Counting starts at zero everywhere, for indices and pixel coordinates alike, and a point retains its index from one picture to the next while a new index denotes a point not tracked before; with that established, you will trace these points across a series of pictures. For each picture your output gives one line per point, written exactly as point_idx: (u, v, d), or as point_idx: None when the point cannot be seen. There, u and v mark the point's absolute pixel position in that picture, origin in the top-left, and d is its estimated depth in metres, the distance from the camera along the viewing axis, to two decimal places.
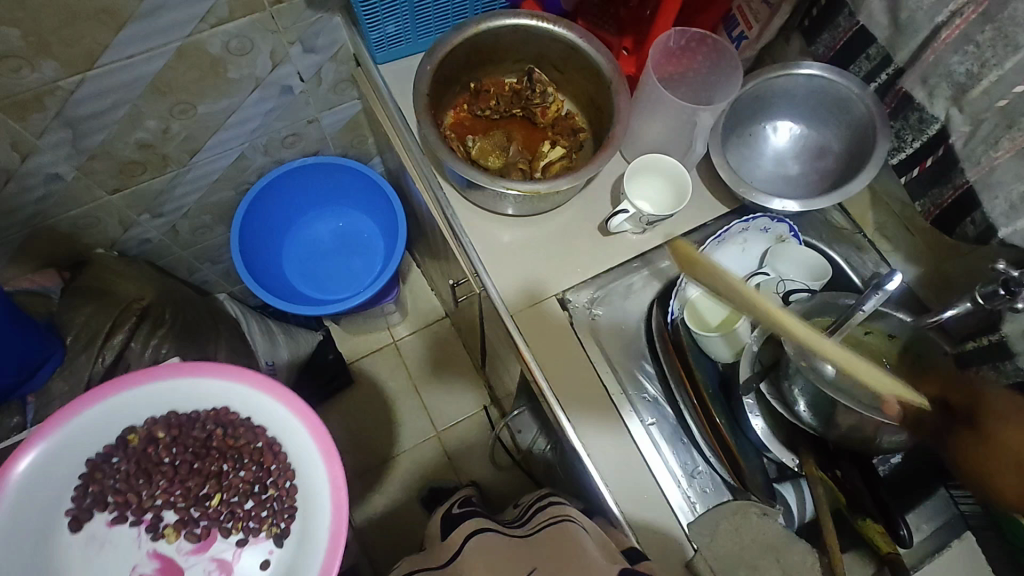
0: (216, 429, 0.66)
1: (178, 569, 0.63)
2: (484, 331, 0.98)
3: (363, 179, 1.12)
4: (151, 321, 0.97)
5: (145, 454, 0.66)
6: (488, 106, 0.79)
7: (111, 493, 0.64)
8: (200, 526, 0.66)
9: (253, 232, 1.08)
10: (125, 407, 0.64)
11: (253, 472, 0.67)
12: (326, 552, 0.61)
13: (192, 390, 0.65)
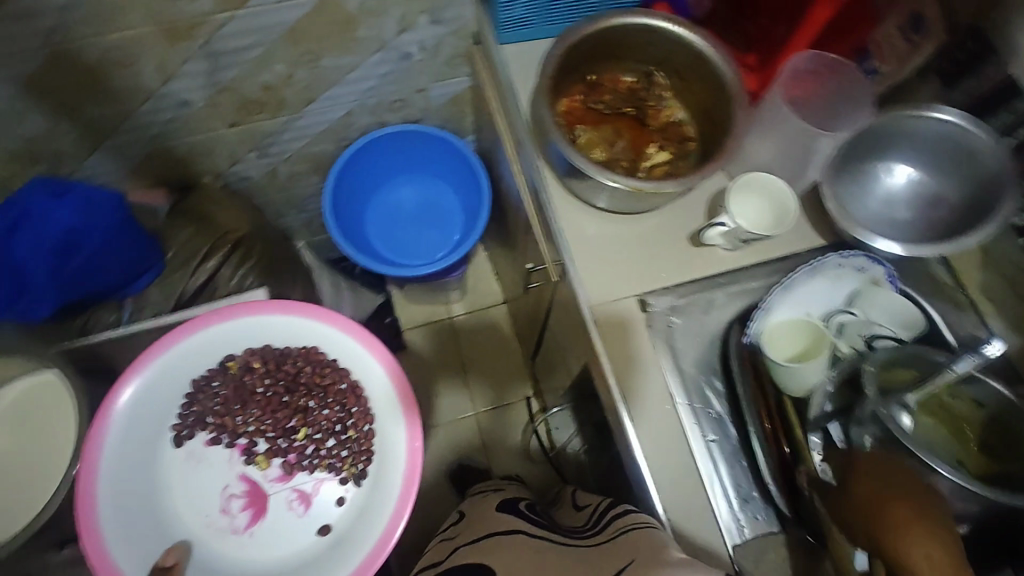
0: (306, 367, 0.79)
1: (263, 496, 0.76)
2: (549, 322, 1.00)
3: (454, 154, 1.15)
4: (242, 251, 1.01)
5: (243, 384, 0.79)
6: (602, 100, 0.80)
7: (211, 417, 0.78)
8: (286, 458, 0.79)
9: (346, 186, 1.13)
10: (225, 337, 0.77)
11: (336, 413, 0.80)
12: (401, 489, 0.74)
13: (280, 330, 0.78)
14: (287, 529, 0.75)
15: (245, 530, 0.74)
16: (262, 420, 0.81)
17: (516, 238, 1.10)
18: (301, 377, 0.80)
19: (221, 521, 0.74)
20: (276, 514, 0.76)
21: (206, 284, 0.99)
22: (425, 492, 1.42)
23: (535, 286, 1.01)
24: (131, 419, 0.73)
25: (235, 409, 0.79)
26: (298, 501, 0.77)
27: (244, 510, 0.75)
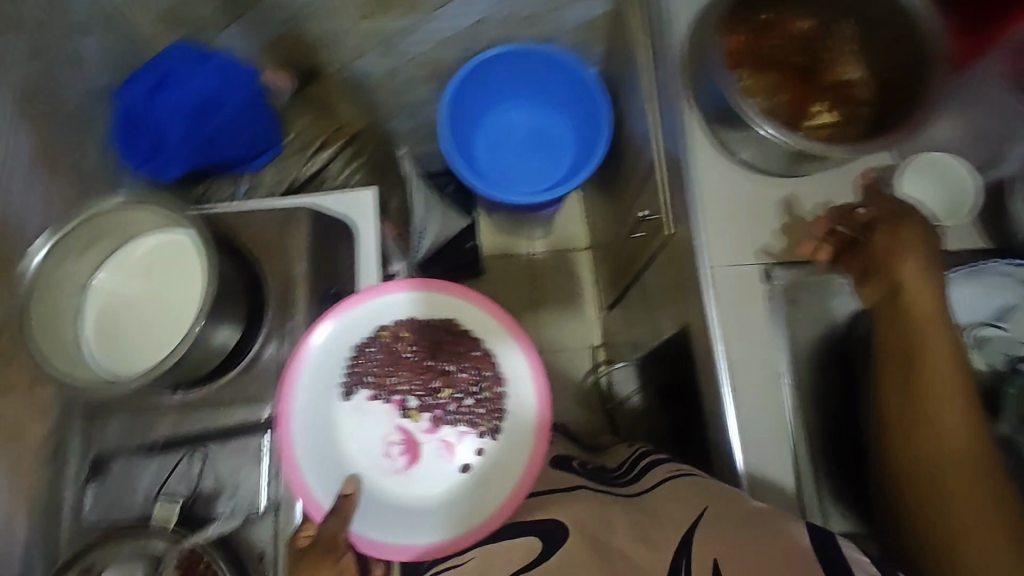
0: (444, 334, 0.76)
1: (415, 443, 0.73)
2: (648, 277, 0.96)
3: (580, 84, 1.08)
4: (354, 149, 1.05)
5: (391, 347, 0.75)
6: (774, 49, 0.77)
7: (370, 375, 0.74)
8: (433, 412, 0.74)
9: (464, 101, 1.10)
10: (379, 311, 0.76)
11: (474, 374, 0.75)
12: (536, 440, 0.73)
13: (426, 303, 0.76)
14: (435, 477, 0.72)
15: (404, 471, 0.72)
16: (411, 377, 0.75)
17: (625, 183, 1.06)
18: (440, 343, 0.76)
19: (380, 464, 0.72)
20: (427, 461, 0.73)
21: (317, 174, 1.01)
22: None
23: (642, 235, 0.97)
24: (306, 381, 0.72)
25: (385, 371, 0.75)
26: (447, 451, 0.73)
27: (401, 455, 0.72)
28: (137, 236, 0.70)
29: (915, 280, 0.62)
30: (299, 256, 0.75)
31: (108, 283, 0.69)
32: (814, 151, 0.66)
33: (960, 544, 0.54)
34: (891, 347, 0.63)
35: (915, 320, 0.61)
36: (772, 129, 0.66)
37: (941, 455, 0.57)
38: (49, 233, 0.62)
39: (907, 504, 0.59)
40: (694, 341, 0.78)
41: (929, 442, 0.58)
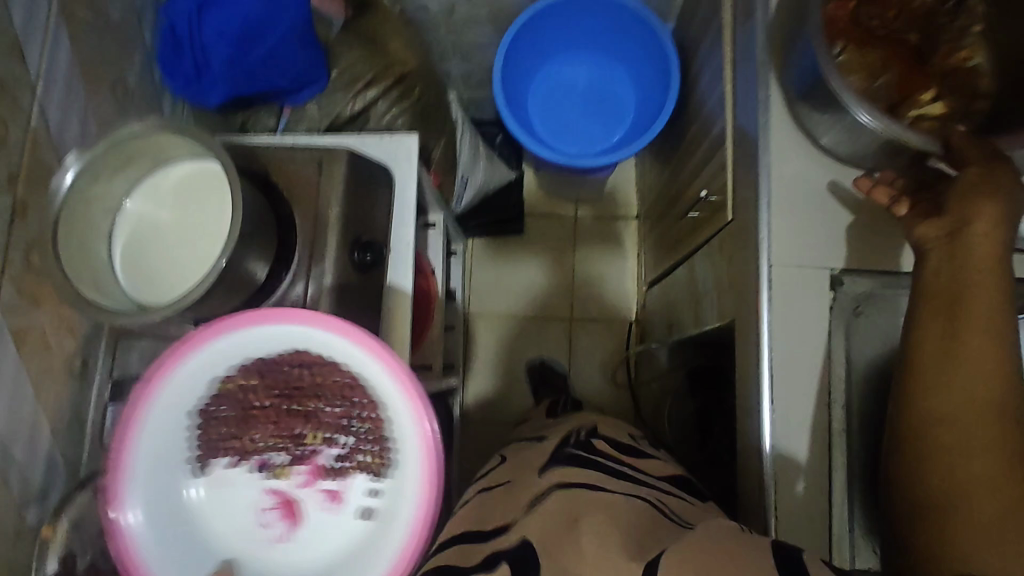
0: (300, 371, 0.61)
1: (291, 503, 0.63)
2: (697, 263, 0.90)
3: (650, 39, 0.98)
4: (403, 89, 0.98)
5: (239, 399, 0.61)
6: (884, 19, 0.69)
7: (227, 442, 0.62)
8: (309, 458, 0.63)
9: (528, 45, 1.02)
10: (217, 352, 0.58)
11: (347, 406, 0.62)
12: (425, 462, 0.57)
13: (261, 337, 0.58)
14: (329, 530, 0.62)
15: (287, 539, 0.62)
16: (274, 432, 0.63)
17: (686, 157, 0.97)
18: (297, 377, 0.61)
19: (257, 537, 0.62)
20: (312, 523, 0.62)
21: (362, 113, 0.96)
22: (501, 377, 1.43)
23: (697, 217, 0.90)
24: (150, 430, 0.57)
25: (246, 418, 0.62)
26: (333, 501, 0.63)
27: (280, 521, 0.62)
28: (172, 162, 0.67)
29: (983, 226, 0.58)
30: (333, 200, 0.72)
31: (138, 211, 0.67)
32: (913, 145, 0.62)
33: (966, 499, 0.53)
34: (937, 295, 0.60)
35: (969, 271, 0.58)
36: (869, 116, 0.59)
37: (962, 413, 0.56)
38: (75, 155, 0.59)
39: (908, 451, 0.59)
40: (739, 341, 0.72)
41: (951, 395, 0.57)
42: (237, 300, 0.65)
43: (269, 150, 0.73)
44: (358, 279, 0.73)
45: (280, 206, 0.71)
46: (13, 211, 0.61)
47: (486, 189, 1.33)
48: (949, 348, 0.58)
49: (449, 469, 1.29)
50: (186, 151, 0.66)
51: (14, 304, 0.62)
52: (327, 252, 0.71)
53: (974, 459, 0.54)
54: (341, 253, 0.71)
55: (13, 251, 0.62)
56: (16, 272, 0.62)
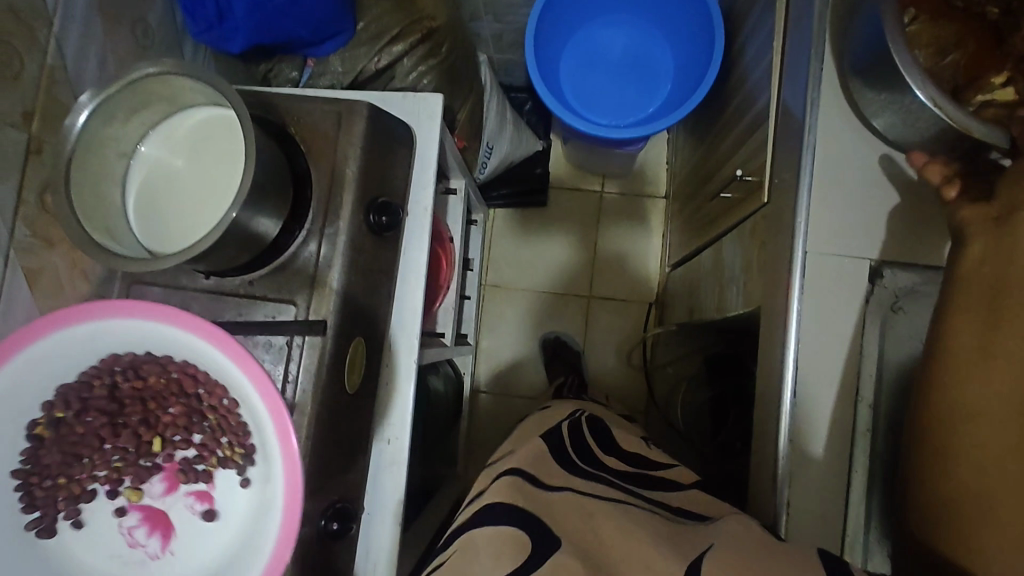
0: (122, 377, 0.55)
1: (159, 515, 0.56)
2: (725, 246, 0.86)
3: (694, 5, 0.92)
4: (429, 47, 0.94)
5: (61, 430, 0.54)
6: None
7: (62, 481, 0.55)
8: (166, 462, 0.58)
9: (565, 5, 0.97)
10: (15, 386, 0.50)
11: (186, 402, 0.56)
12: (280, 446, 0.52)
13: (63, 352, 0.51)
14: (206, 538, 0.56)
15: (164, 552, 0.56)
16: (112, 446, 0.56)
17: (723, 135, 0.92)
18: (122, 383, 0.55)
19: (128, 559, 0.56)
20: (185, 533, 0.56)
21: (387, 69, 0.93)
22: (514, 350, 1.42)
23: (730, 197, 0.85)
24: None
25: (71, 450, 0.55)
26: (202, 502, 0.57)
27: (151, 536, 0.56)
28: (189, 107, 0.66)
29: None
30: (350, 158, 0.69)
31: (154, 156, 0.66)
32: (970, 134, 0.57)
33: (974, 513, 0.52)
34: (975, 288, 0.56)
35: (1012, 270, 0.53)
36: (930, 97, 0.55)
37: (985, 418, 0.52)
38: (91, 93, 0.57)
39: (926, 451, 0.56)
40: (764, 332, 0.68)
41: (975, 394, 0.53)
42: (247, 254, 0.64)
43: (289, 102, 0.71)
44: (371, 242, 0.71)
45: (296, 162, 0.69)
46: (27, 150, 0.61)
47: (510, 157, 1.29)
48: (979, 346, 0.54)
49: (456, 436, 1.30)
50: (204, 97, 0.64)
51: (27, 244, 0.62)
52: (341, 212, 0.68)
53: (993, 476, 0.51)
54: (356, 214, 0.69)
55: (26, 191, 0.62)
56: (30, 212, 0.62)
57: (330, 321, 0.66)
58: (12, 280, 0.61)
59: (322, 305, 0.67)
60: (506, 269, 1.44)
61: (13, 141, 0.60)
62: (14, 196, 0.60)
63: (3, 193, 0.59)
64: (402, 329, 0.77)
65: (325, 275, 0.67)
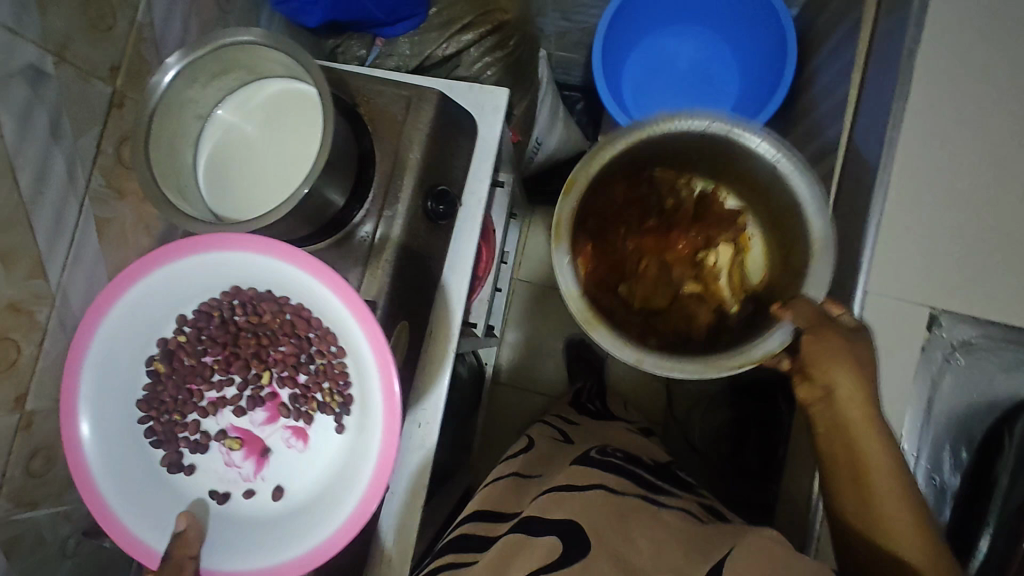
0: (239, 311, 0.62)
1: (258, 441, 0.62)
2: None
3: (771, 23, 0.90)
4: (498, 39, 0.93)
5: (184, 349, 0.62)
6: (635, 244, 0.76)
7: (175, 396, 0.62)
8: (268, 394, 0.63)
9: (638, 9, 0.97)
10: (155, 298, 0.58)
11: (293, 345, 0.62)
12: (383, 397, 0.57)
13: (193, 278, 0.59)
14: (297, 470, 0.61)
15: (255, 477, 0.61)
16: (225, 375, 0.64)
17: None
18: (240, 317, 0.63)
19: (227, 478, 0.61)
20: (280, 462, 0.61)
21: (452, 57, 0.93)
22: (538, 346, 1.43)
23: None
24: (94, 422, 0.57)
25: (185, 382, 0.62)
26: (299, 438, 0.61)
27: (247, 460, 0.62)
28: (266, 77, 0.67)
29: (848, 390, 0.56)
30: (414, 144, 0.70)
31: (229, 120, 0.67)
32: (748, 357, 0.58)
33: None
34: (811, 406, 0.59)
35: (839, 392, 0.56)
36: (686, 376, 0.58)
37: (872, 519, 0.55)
38: (180, 56, 0.59)
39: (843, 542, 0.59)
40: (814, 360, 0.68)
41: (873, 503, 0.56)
42: (307, 228, 0.66)
43: (360, 82, 0.72)
44: (425, 229, 0.72)
45: (363, 141, 0.69)
46: (111, 103, 0.63)
47: (556, 155, 1.29)
48: (838, 427, 0.57)
49: (473, 425, 1.31)
50: (282, 70, 0.65)
51: (102, 193, 0.64)
52: (401, 196, 0.69)
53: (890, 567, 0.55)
54: (414, 198, 0.70)
55: (106, 141, 0.64)
56: (106, 162, 0.64)
57: (379, 305, 0.68)
58: (82, 227, 0.63)
59: (373, 284, 0.68)
60: (539, 265, 1.44)
61: (98, 93, 0.62)
62: (94, 145, 0.62)
63: (84, 143, 0.61)
64: (445, 317, 0.77)
65: (378, 256, 0.69)
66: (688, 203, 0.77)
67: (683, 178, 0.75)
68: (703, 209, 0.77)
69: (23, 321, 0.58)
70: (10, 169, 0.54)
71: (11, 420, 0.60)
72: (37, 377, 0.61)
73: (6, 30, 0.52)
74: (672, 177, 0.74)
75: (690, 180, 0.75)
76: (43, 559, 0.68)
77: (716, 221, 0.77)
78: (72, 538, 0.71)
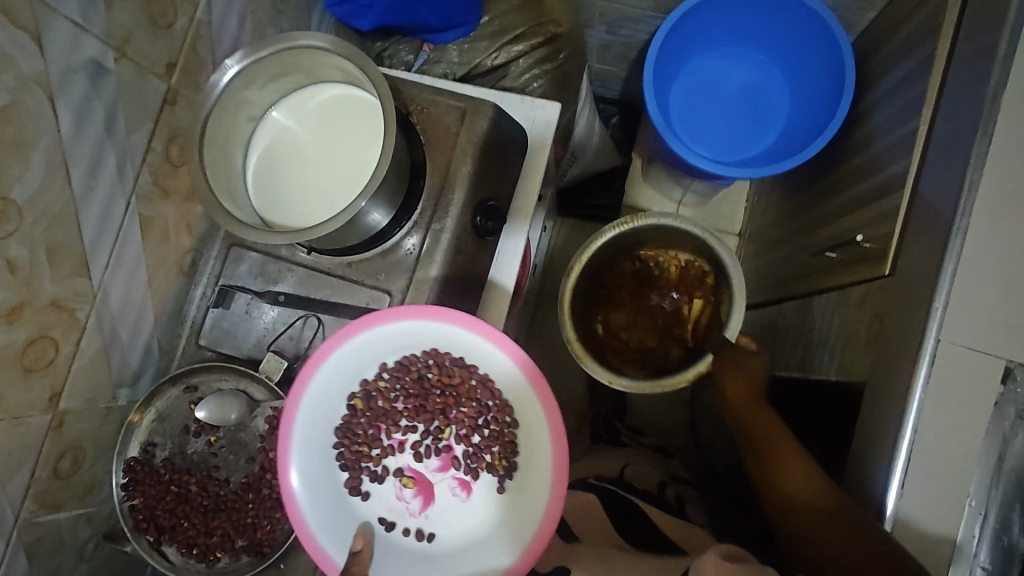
0: (433, 370, 0.64)
1: (427, 483, 0.63)
2: (818, 302, 0.82)
3: (829, 52, 0.89)
4: (548, 51, 0.91)
5: (382, 393, 0.65)
6: (624, 301, 1.07)
7: (362, 437, 0.64)
8: (443, 443, 0.64)
9: (691, 28, 0.95)
10: (369, 345, 0.63)
11: (475, 406, 0.64)
12: (553, 473, 0.60)
13: (403, 334, 0.62)
14: (457, 519, 0.62)
15: (420, 514, 0.62)
16: (410, 422, 0.66)
17: (836, 192, 0.88)
18: (432, 374, 0.65)
19: (396, 514, 0.63)
20: (444, 509, 0.62)
21: (501, 67, 0.91)
22: None
23: (836, 258, 0.80)
24: (305, 442, 0.62)
25: (376, 421, 0.65)
26: (463, 489, 0.63)
27: (416, 497, 0.63)
28: (323, 82, 0.65)
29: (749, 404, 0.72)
30: (466, 156, 0.68)
31: (282, 123, 0.66)
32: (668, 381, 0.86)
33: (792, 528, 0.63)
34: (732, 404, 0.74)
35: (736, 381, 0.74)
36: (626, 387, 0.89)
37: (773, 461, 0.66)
38: (241, 56, 0.57)
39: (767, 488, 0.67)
40: (868, 409, 0.62)
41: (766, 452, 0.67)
42: (353, 238, 0.64)
43: (414, 90, 0.70)
44: (473, 244, 0.70)
45: (415, 152, 0.67)
46: (164, 100, 0.62)
47: (590, 167, 1.26)
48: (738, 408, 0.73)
49: None
50: (341, 75, 0.64)
51: (148, 191, 0.63)
52: (450, 210, 0.68)
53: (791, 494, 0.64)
54: (463, 213, 0.68)
55: (156, 139, 0.62)
56: (155, 160, 0.63)
57: None
58: (126, 225, 0.61)
59: (419, 297, 0.67)
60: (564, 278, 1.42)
61: (153, 89, 0.60)
62: (145, 142, 0.61)
63: (136, 140, 0.60)
64: None
65: (425, 269, 0.67)
66: (667, 269, 1.05)
67: (665, 252, 1.03)
68: (681, 275, 1.04)
69: (64, 319, 0.56)
70: (63, 164, 0.53)
71: (43, 420, 0.58)
72: (72, 377, 0.59)
73: (73, 23, 0.51)
74: (650, 250, 1.03)
75: (673, 254, 1.03)
76: (63, 562, 0.66)
77: (694, 282, 1.03)
78: (91, 541, 0.69)
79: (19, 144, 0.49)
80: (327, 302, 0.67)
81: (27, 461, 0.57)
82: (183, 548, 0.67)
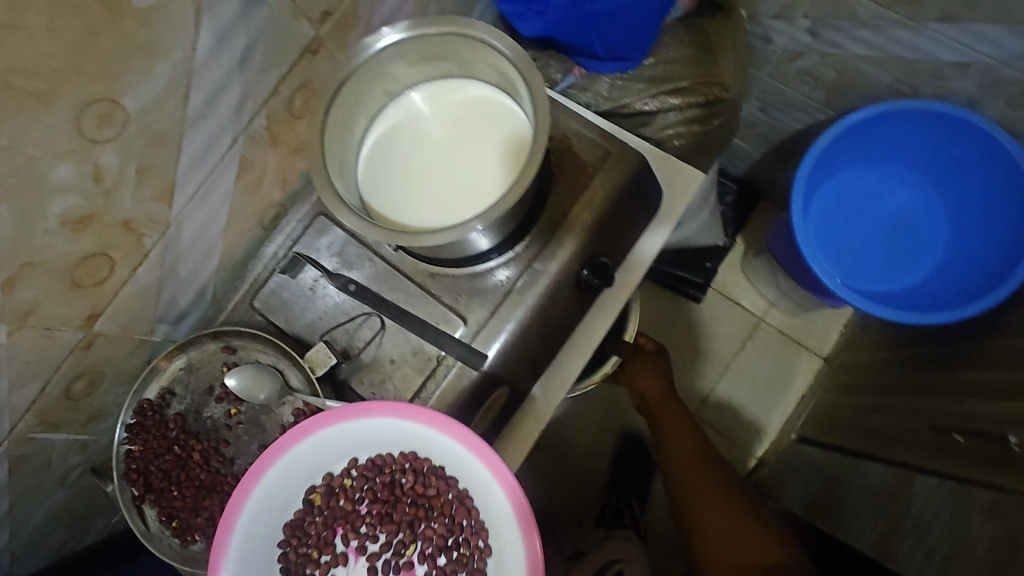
0: (407, 474, 0.60)
1: None
2: (918, 482, 0.70)
3: (1016, 207, 0.77)
4: (701, 114, 0.84)
5: (345, 492, 0.60)
6: None
7: (312, 543, 0.59)
8: (403, 560, 0.62)
9: (856, 135, 0.86)
10: (344, 436, 0.55)
11: (446, 524, 0.61)
12: None
13: (384, 432, 0.55)
14: None
15: None
16: (371, 528, 0.62)
17: (982, 361, 0.76)
18: (405, 480, 0.60)
19: None
20: None
21: (647, 114, 0.83)
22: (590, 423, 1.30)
23: (960, 442, 0.68)
24: (248, 532, 0.54)
25: (334, 524, 0.61)
26: None
27: None
28: (471, 78, 0.59)
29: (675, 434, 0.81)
30: (593, 202, 0.61)
31: (415, 108, 0.60)
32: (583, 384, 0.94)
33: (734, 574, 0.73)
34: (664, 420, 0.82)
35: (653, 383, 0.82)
36: None
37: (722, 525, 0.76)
38: (400, 27, 0.52)
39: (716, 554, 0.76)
40: None
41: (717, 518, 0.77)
42: (448, 254, 0.57)
43: (561, 115, 0.64)
44: (568, 296, 0.62)
45: (543, 181, 0.60)
46: (308, 47, 0.57)
47: (691, 238, 1.17)
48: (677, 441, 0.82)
49: None
50: (494, 77, 0.58)
51: (258, 134, 0.58)
52: (557, 252, 0.60)
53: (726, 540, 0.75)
54: (569, 260, 0.60)
55: (285, 85, 0.57)
56: (276, 106, 0.58)
57: (490, 359, 0.59)
58: (225, 162, 0.56)
59: (491, 336, 0.59)
60: None
61: (301, 33, 0.56)
62: (272, 84, 0.56)
63: (266, 79, 0.55)
64: (543, 400, 0.65)
65: (510, 308, 0.60)
66: None
67: None
68: None
69: (129, 240, 0.52)
70: (187, 82, 0.48)
71: (74, 337, 0.53)
72: (116, 301, 0.54)
73: None
74: None
75: None
76: (39, 485, 0.61)
77: None
78: (76, 469, 0.65)
79: (150, 50, 0.44)
80: (394, 307, 0.61)
81: (43, 373, 0.53)
82: (162, 516, 0.61)
